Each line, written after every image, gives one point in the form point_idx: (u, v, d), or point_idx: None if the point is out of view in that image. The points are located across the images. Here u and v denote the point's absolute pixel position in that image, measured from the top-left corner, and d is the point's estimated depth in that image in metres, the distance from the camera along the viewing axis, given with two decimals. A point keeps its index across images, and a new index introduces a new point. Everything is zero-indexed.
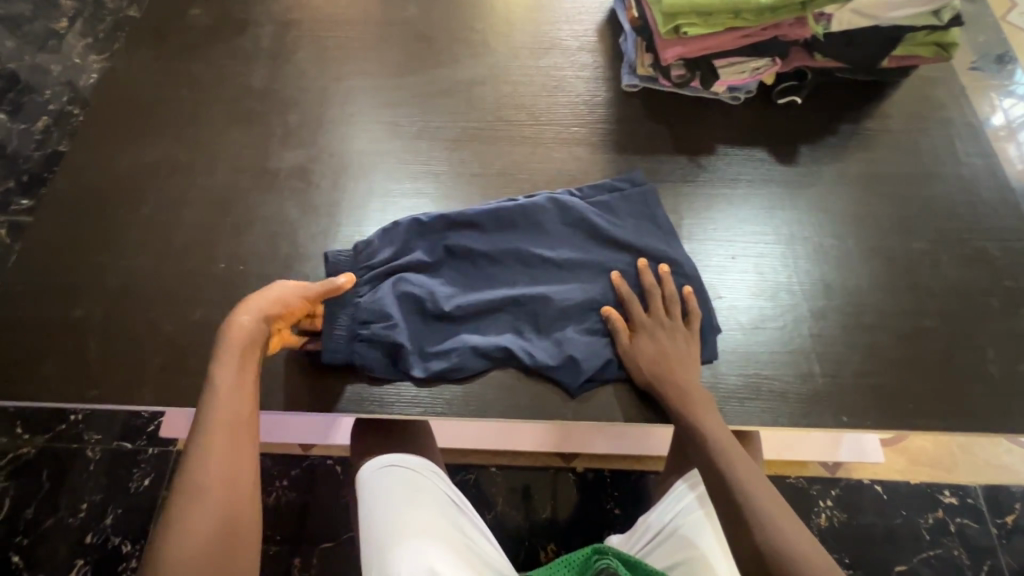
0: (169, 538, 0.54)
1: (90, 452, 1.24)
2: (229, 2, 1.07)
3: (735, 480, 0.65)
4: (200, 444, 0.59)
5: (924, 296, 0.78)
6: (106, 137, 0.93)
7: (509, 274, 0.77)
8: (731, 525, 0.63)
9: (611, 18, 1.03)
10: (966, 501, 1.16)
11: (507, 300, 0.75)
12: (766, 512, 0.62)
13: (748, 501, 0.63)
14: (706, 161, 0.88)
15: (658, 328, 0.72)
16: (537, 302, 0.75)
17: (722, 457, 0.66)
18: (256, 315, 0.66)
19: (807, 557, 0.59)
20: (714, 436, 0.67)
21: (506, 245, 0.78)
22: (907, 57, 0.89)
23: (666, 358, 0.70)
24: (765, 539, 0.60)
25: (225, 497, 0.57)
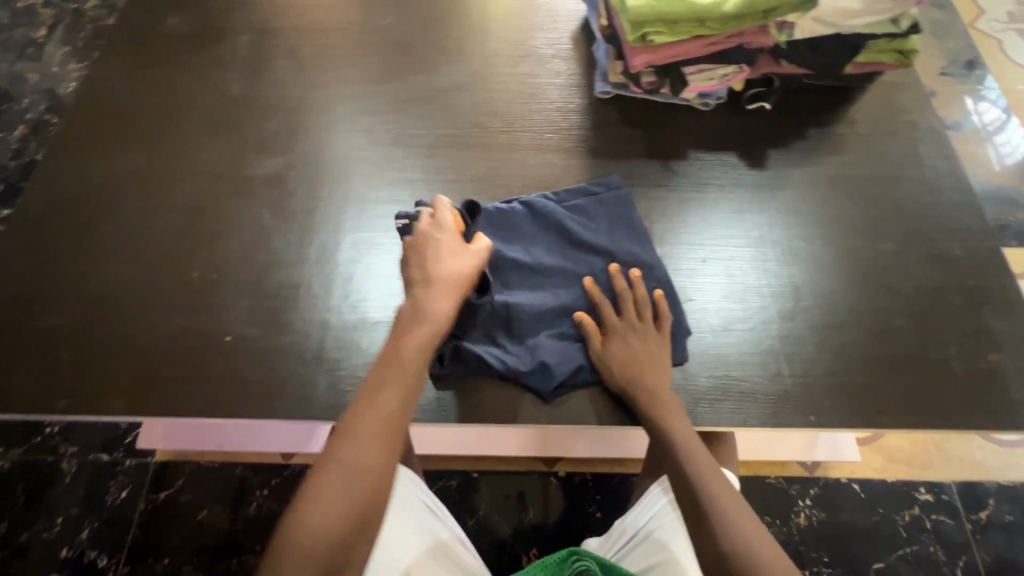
0: (325, 490, 0.62)
1: (67, 465, 1.22)
2: (206, 11, 1.07)
3: (700, 482, 0.66)
4: (375, 409, 0.66)
5: (890, 296, 0.79)
6: (80, 146, 0.93)
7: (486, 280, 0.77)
8: (696, 527, 0.64)
9: (585, 26, 1.04)
10: (942, 498, 1.18)
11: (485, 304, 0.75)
12: (728, 514, 0.63)
13: (711, 504, 0.64)
14: (678, 165, 0.89)
15: (631, 330, 0.73)
16: (514, 305, 0.75)
17: (690, 462, 0.67)
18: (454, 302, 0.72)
19: (765, 557, 0.60)
20: (684, 441, 0.68)
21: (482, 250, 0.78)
22: (870, 63, 0.92)
23: (638, 363, 0.71)
24: (727, 540, 0.61)
25: (372, 478, 0.63)
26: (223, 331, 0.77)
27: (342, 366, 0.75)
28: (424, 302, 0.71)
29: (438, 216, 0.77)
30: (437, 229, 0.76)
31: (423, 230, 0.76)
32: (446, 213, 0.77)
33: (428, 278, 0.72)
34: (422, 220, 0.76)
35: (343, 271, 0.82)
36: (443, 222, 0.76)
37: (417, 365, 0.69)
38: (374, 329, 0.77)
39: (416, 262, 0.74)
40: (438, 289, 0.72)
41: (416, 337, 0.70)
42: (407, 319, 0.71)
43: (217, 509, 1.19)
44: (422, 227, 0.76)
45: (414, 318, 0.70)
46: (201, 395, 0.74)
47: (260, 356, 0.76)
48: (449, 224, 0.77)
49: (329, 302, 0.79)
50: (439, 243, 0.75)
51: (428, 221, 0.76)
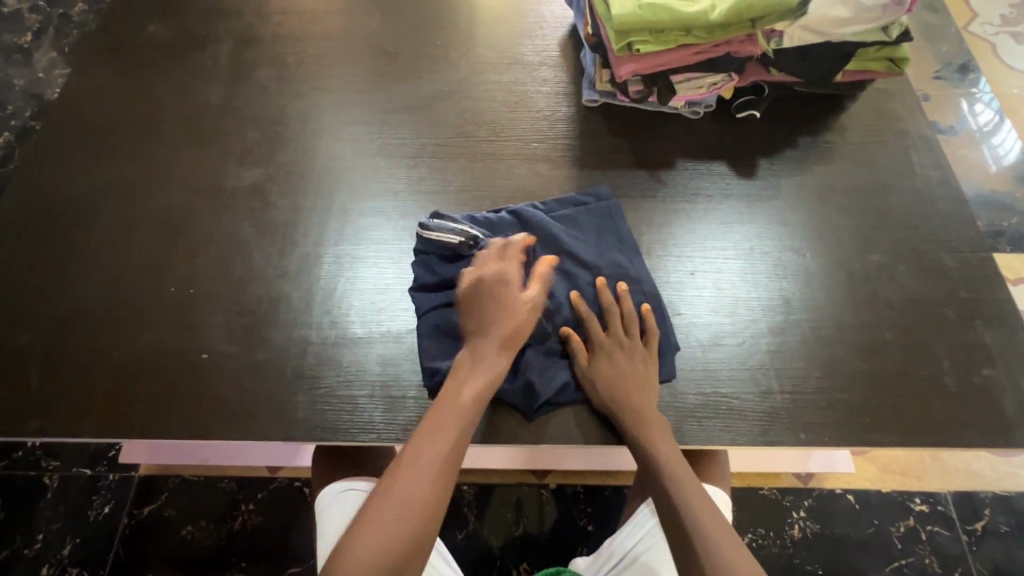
0: (374, 527, 0.59)
1: (48, 479, 1.20)
2: (188, 18, 1.05)
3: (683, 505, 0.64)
4: (429, 449, 0.63)
5: (882, 309, 0.78)
6: (56, 157, 0.91)
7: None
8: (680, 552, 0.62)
9: (573, 33, 1.03)
10: (937, 508, 1.16)
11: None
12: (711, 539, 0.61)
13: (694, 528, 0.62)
14: (666, 175, 0.88)
15: (617, 347, 0.71)
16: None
17: (674, 485, 0.66)
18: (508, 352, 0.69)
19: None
20: (668, 463, 0.66)
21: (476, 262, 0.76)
22: (860, 71, 0.90)
23: (622, 381, 0.69)
24: (710, 567, 0.59)
25: (420, 521, 0.60)
26: (199, 349, 0.75)
27: (322, 385, 0.73)
28: (483, 348, 0.69)
29: (507, 253, 0.74)
30: (505, 269, 0.73)
31: (491, 268, 0.73)
32: (512, 254, 0.74)
33: (493, 321, 0.70)
34: (489, 259, 0.74)
35: (324, 285, 0.80)
36: (507, 268, 0.73)
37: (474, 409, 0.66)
38: (356, 346, 0.75)
39: (479, 301, 0.71)
40: (498, 332, 0.69)
41: (479, 377, 0.67)
42: (469, 358, 0.69)
43: (201, 524, 1.17)
44: (489, 266, 0.73)
45: (472, 359, 0.69)
46: (176, 416, 0.72)
47: (237, 375, 0.74)
48: (517, 261, 0.74)
49: (310, 318, 0.77)
50: (504, 284, 0.71)
51: (495, 259, 0.74)
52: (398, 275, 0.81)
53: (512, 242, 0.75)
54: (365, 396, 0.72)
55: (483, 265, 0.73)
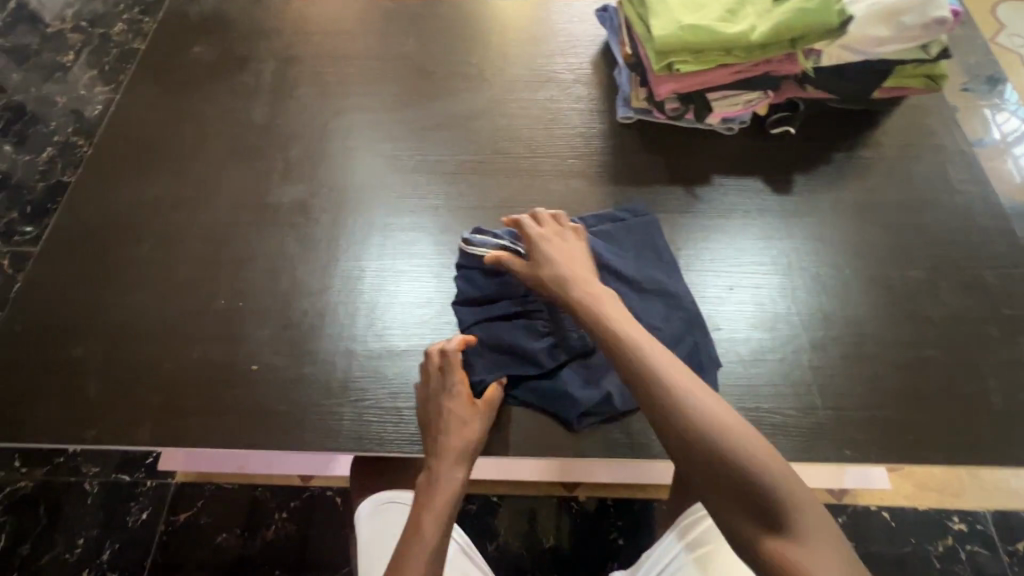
0: None
1: (88, 485, 1.23)
2: (231, 39, 1.09)
3: (714, 430, 0.57)
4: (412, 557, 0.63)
5: (924, 325, 0.78)
6: (110, 174, 0.95)
7: (520, 308, 0.76)
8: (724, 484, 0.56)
9: (605, 51, 1.05)
10: (976, 527, 1.14)
11: (521, 334, 0.74)
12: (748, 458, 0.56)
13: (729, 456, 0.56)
14: (700, 191, 0.89)
15: (550, 237, 0.75)
16: (549, 336, 0.74)
17: (696, 412, 0.58)
18: (465, 462, 0.69)
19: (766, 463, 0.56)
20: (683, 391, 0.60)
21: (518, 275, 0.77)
22: (899, 87, 0.91)
23: (573, 281, 0.71)
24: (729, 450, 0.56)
25: None
26: (249, 361, 0.78)
27: (369, 397, 0.75)
28: (440, 465, 0.68)
29: (449, 358, 0.72)
30: (446, 382, 0.71)
31: (433, 383, 0.71)
32: (454, 362, 0.72)
33: (445, 441, 0.69)
34: (430, 371, 0.72)
35: (368, 299, 0.82)
36: (447, 373, 0.71)
37: (443, 526, 0.66)
38: (400, 359, 0.77)
39: (430, 420, 0.71)
40: (452, 449, 0.69)
41: (444, 490, 0.67)
42: (428, 479, 0.68)
43: (235, 531, 1.19)
44: (433, 379, 0.72)
45: (434, 471, 0.68)
46: (226, 426, 0.74)
47: (284, 388, 0.76)
48: (458, 370, 0.72)
49: (355, 330, 0.79)
50: (449, 401, 0.70)
51: (436, 371, 0.72)
52: (439, 289, 0.82)
53: (449, 351, 0.72)
54: (410, 409, 0.74)
55: (428, 378, 0.72)
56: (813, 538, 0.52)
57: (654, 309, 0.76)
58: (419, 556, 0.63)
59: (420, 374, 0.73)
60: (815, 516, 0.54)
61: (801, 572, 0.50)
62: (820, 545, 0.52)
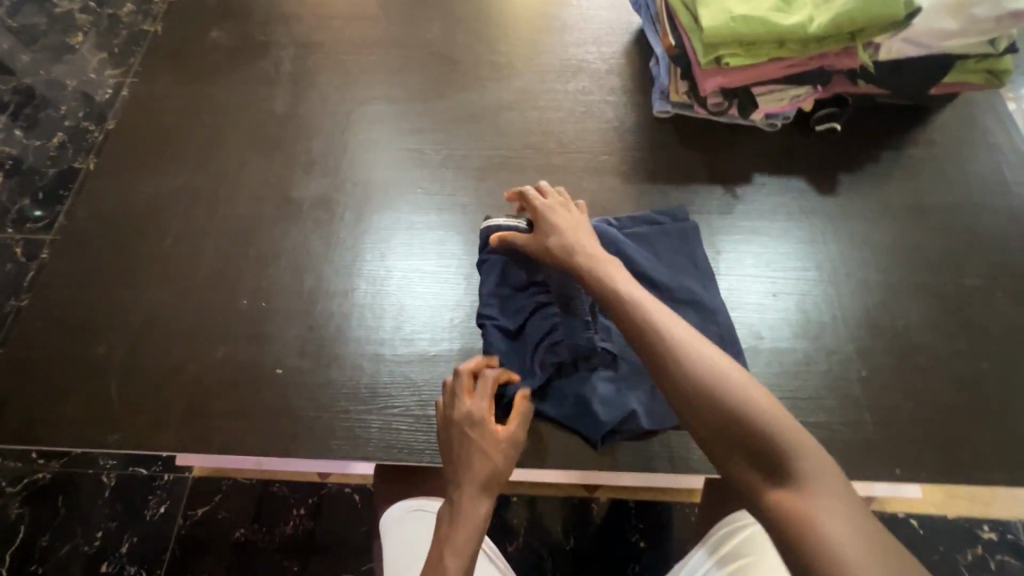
0: None
1: (106, 478, 1.22)
2: (248, 24, 1.05)
3: (718, 388, 0.57)
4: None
5: (977, 336, 0.74)
6: (127, 165, 0.92)
7: (533, 304, 0.74)
8: (728, 440, 0.56)
9: (639, 40, 1.00)
10: (1006, 537, 1.11)
11: (530, 333, 0.73)
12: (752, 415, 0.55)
13: (734, 414, 0.56)
14: (741, 191, 0.85)
15: (554, 205, 0.76)
16: (558, 336, 0.72)
17: (701, 371, 0.58)
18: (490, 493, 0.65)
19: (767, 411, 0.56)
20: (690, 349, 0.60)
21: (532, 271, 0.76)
22: (958, 84, 0.85)
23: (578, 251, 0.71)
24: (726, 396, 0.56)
25: None
26: (274, 364, 0.75)
27: (398, 403, 0.72)
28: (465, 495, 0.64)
29: (483, 379, 0.68)
30: (475, 406, 0.66)
31: (461, 407, 0.66)
32: (486, 384, 0.68)
33: (471, 471, 0.65)
34: (460, 392, 0.67)
35: (393, 300, 0.79)
36: (472, 397, 0.67)
37: (466, 566, 0.62)
38: (429, 365, 0.74)
39: (453, 446, 0.66)
40: (477, 482, 0.64)
41: (469, 523, 0.63)
42: (451, 509, 0.64)
43: (253, 526, 1.18)
44: (461, 401, 0.67)
45: (458, 501, 0.64)
46: (252, 432, 0.72)
47: (311, 393, 0.73)
48: (488, 392, 0.67)
49: (381, 332, 0.77)
50: (477, 427, 0.66)
51: (465, 393, 0.67)
52: (467, 292, 0.79)
53: (486, 374, 0.68)
54: None
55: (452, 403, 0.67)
56: (814, 479, 0.52)
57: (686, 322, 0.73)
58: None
59: (445, 391, 0.69)
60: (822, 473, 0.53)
61: (804, 513, 0.50)
62: (827, 493, 0.52)
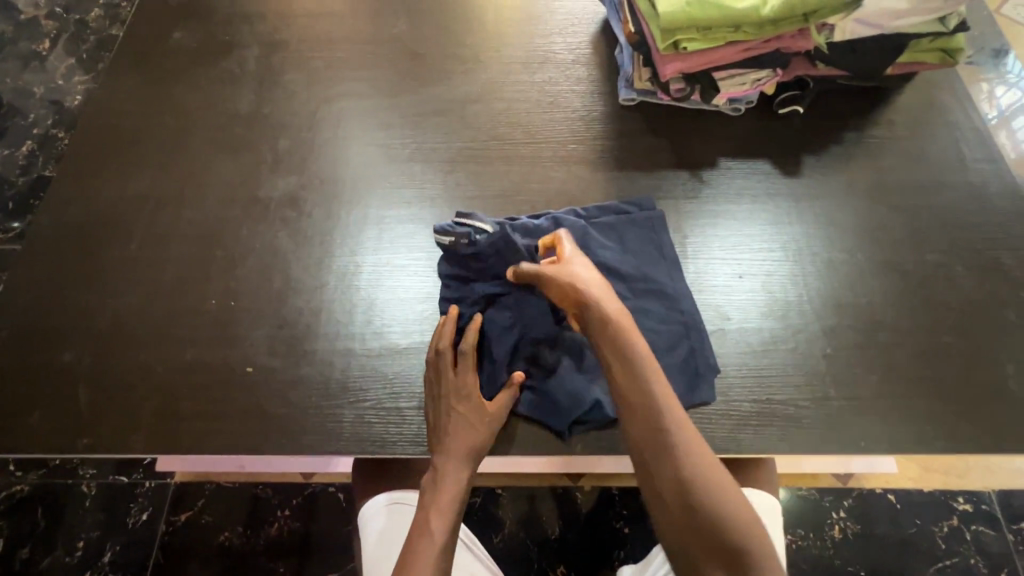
0: None
1: (85, 487, 1.20)
2: (212, 24, 1.04)
3: (699, 478, 0.58)
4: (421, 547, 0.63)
5: (939, 310, 0.76)
6: (91, 169, 0.90)
7: (493, 298, 0.74)
8: (695, 533, 0.56)
9: (604, 29, 1.00)
10: (981, 507, 1.14)
11: (490, 327, 0.72)
12: (727, 515, 0.56)
13: (711, 506, 0.57)
14: (707, 175, 0.86)
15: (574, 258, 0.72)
16: (521, 330, 0.72)
17: (686, 456, 0.59)
18: (470, 459, 0.67)
19: (719, 482, 0.58)
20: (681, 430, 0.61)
21: (488, 269, 0.75)
22: (911, 63, 0.87)
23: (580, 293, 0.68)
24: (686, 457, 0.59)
25: None
26: (243, 363, 0.75)
27: (370, 397, 0.72)
28: (445, 463, 0.67)
29: (464, 354, 0.70)
30: (458, 380, 0.69)
31: (447, 381, 0.69)
32: (467, 358, 0.70)
33: (454, 440, 0.67)
34: (443, 369, 0.70)
35: (365, 296, 0.79)
36: (448, 372, 0.70)
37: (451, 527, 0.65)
38: (400, 358, 0.75)
39: (438, 418, 0.68)
40: (459, 451, 0.67)
41: (448, 489, 0.66)
42: (435, 477, 0.67)
43: (238, 530, 1.17)
44: (446, 376, 0.69)
45: (439, 465, 0.67)
46: (223, 432, 0.71)
47: (281, 390, 0.73)
48: (471, 366, 0.70)
49: (353, 328, 0.77)
50: (461, 401, 0.68)
51: (449, 367, 0.70)
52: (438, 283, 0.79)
53: (466, 347, 0.71)
54: (412, 407, 0.72)
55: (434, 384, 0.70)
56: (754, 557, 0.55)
57: (651, 312, 0.74)
58: (427, 555, 0.62)
59: (429, 369, 0.71)
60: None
61: None
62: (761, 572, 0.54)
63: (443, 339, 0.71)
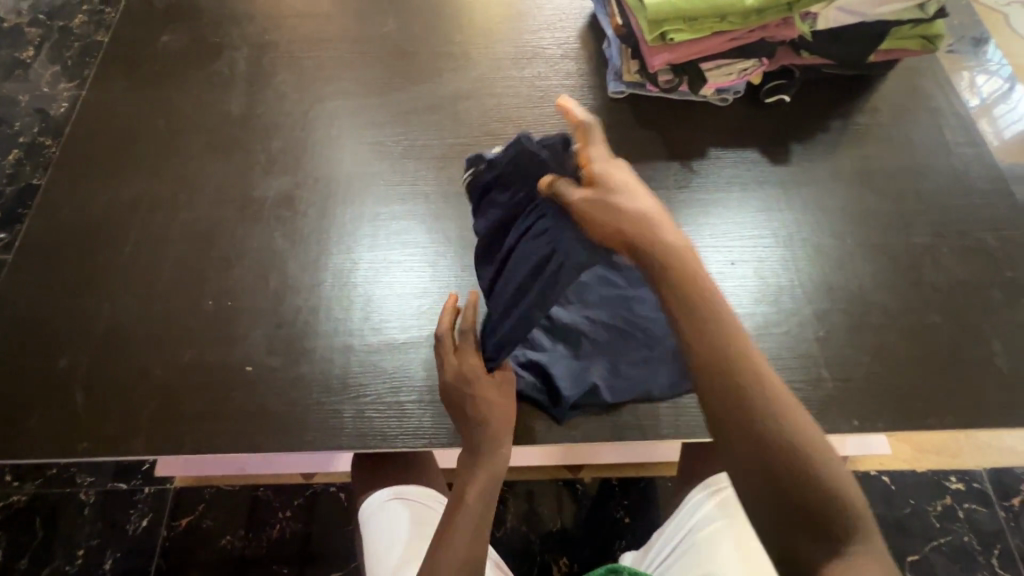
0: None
1: (84, 496, 1.20)
2: (200, 26, 1.04)
3: (789, 437, 0.51)
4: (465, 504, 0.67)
5: (926, 290, 0.77)
6: (82, 174, 0.90)
7: (525, 228, 0.69)
8: (787, 495, 0.50)
9: (592, 24, 1.01)
10: (973, 486, 1.16)
11: (519, 260, 0.68)
12: (821, 473, 0.50)
13: (804, 467, 0.50)
14: (697, 164, 0.87)
15: (613, 178, 0.64)
16: (553, 253, 0.64)
17: (773, 410, 0.52)
18: (501, 430, 0.68)
19: (810, 440, 0.52)
20: (763, 382, 0.53)
21: (515, 200, 0.72)
22: (895, 50, 0.89)
23: (629, 218, 0.61)
24: (771, 410, 0.52)
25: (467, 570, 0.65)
26: (242, 362, 0.75)
27: (371, 393, 0.73)
28: (476, 436, 0.67)
29: (465, 337, 0.71)
30: (462, 364, 0.69)
31: (450, 367, 0.69)
32: (468, 341, 0.71)
33: (483, 412, 0.67)
34: (445, 353, 0.70)
35: (362, 291, 0.79)
36: (451, 350, 0.70)
37: (486, 503, 0.68)
38: (398, 352, 0.75)
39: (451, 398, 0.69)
40: (484, 438, 0.67)
41: (487, 458, 0.67)
42: (467, 461, 0.68)
43: (239, 533, 1.17)
44: (448, 361, 0.70)
45: (474, 434, 0.67)
46: (224, 432, 0.71)
47: (282, 388, 0.73)
48: (472, 350, 0.70)
49: (352, 324, 0.77)
50: (469, 385, 0.68)
51: (450, 351, 0.70)
52: (434, 278, 0.80)
53: (466, 330, 0.71)
54: (412, 401, 0.72)
55: (444, 365, 0.70)
56: (854, 520, 0.49)
57: (646, 301, 0.74)
58: (469, 515, 0.67)
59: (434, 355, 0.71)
60: (881, 554, 0.49)
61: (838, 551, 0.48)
62: (859, 533, 0.49)
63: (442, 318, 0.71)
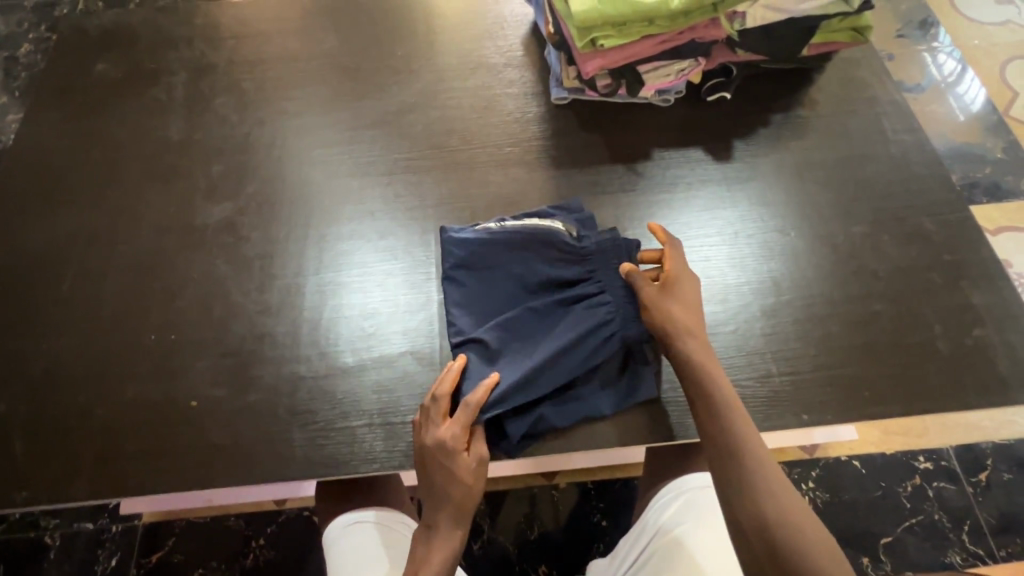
0: None
1: (49, 539, 1.16)
2: (136, 53, 1.01)
3: (776, 510, 0.62)
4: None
5: (869, 279, 0.78)
6: (17, 211, 0.88)
7: (587, 296, 0.74)
8: (776, 568, 0.59)
9: (534, 31, 1.01)
10: (941, 464, 1.18)
11: (574, 319, 0.73)
12: (806, 541, 0.60)
13: (787, 533, 0.60)
14: (642, 167, 0.87)
15: (681, 285, 0.73)
16: (612, 326, 0.72)
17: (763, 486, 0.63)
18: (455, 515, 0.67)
19: (794, 514, 0.61)
20: (758, 461, 0.64)
21: (582, 271, 0.75)
22: (826, 44, 0.91)
23: (672, 317, 0.70)
24: (759, 483, 0.63)
25: None
26: (187, 397, 0.73)
27: (322, 418, 0.72)
28: (438, 517, 0.67)
29: (464, 406, 0.67)
30: (447, 432, 0.66)
31: (431, 431, 0.67)
32: (466, 412, 0.67)
33: (442, 491, 0.67)
34: (434, 416, 0.67)
35: (311, 316, 0.78)
36: (438, 409, 0.67)
37: None
38: (348, 375, 0.74)
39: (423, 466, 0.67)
40: (448, 504, 0.67)
41: (444, 540, 0.67)
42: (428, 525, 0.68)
43: (212, 565, 1.15)
44: (435, 425, 0.67)
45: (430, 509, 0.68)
46: (170, 470, 0.70)
47: (227, 420, 0.72)
48: (463, 422, 0.67)
49: (299, 349, 0.76)
50: (445, 455, 0.66)
51: (440, 417, 0.67)
52: (384, 298, 0.79)
53: (468, 401, 0.67)
54: (364, 425, 0.71)
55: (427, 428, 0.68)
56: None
57: (590, 335, 0.71)
58: None
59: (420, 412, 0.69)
60: None
61: None
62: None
63: (445, 377, 0.69)
